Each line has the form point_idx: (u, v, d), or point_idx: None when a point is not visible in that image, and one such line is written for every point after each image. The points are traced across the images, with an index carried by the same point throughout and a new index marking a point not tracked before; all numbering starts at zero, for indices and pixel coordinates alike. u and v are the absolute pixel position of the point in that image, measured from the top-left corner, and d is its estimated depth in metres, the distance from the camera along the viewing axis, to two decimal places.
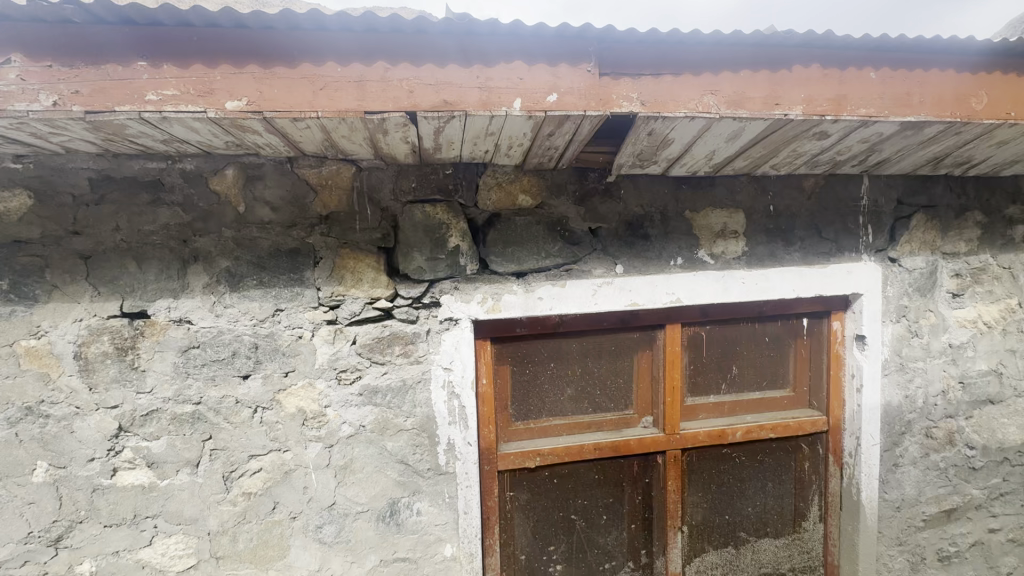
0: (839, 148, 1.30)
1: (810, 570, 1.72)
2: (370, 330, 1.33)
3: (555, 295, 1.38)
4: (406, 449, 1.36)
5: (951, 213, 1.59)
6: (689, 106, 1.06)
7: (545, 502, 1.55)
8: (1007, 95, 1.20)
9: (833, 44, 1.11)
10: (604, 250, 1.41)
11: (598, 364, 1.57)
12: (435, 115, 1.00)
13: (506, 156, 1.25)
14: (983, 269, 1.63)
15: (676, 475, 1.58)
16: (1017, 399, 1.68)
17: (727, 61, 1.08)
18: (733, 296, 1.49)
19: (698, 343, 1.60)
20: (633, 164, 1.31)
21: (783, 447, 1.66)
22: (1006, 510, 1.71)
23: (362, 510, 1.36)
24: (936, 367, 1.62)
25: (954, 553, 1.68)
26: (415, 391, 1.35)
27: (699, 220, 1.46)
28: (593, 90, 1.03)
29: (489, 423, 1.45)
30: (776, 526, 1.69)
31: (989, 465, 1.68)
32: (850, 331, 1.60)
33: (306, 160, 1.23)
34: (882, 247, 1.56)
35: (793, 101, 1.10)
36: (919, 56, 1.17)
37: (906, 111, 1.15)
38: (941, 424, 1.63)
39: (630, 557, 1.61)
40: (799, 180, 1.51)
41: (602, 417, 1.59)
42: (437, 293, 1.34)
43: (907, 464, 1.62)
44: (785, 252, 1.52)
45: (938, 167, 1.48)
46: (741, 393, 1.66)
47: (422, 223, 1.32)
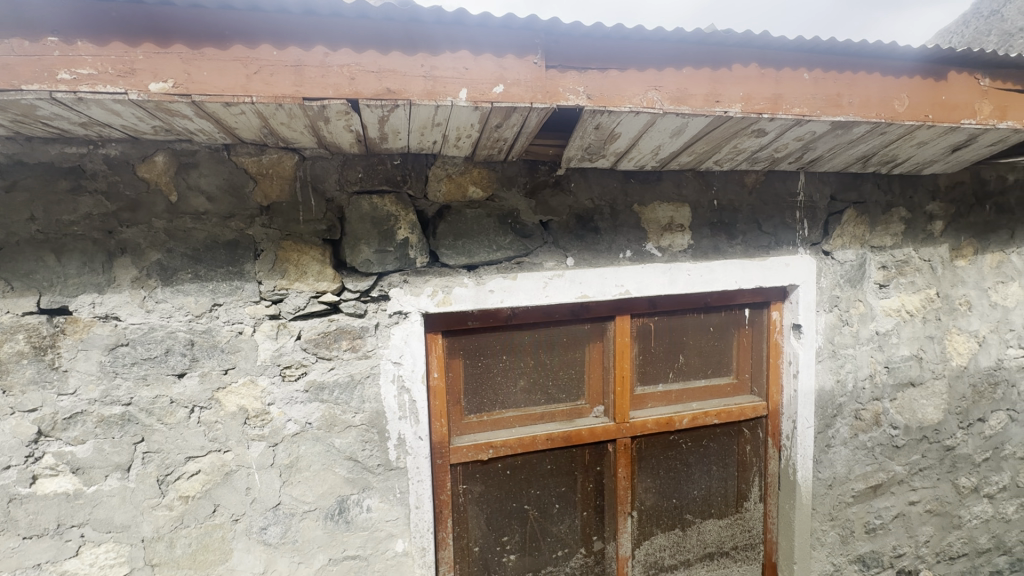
0: (776, 146, 1.36)
1: (751, 547, 1.81)
2: (316, 325, 1.29)
3: (506, 287, 1.38)
4: (355, 445, 1.33)
5: (878, 209, 1.69)
6: (634, 101, 1.08)
7: (498, 493, 1.56)
8: (925, 99, 1.29)
9: (770, 46, 1.15)
10: (555, 242, 1.42)
11: (550, 356, 1.58)
12: (378, 104, 0.98)
13: (455, 147, 1.24)
14: (907, 261, 1.74)
15: (625, 462, 1.62)
16: (935, 381, 1.82)
17: (671, 57, 1.10)
18: (680, 288, 1.53)
19: (647, 334, 1.65)
20: (582, 158, 1.32)
21: (727, 432, 1.73)
22: (925, 484, 1.86)
23: (309, 508, 1.32)
24: (864, 353, 1.73)
25: (879, 526, 1.81)
26: (364, 386, 1.32)
27: (647, 214, 1.49)
28: (539, 82, 1.03)
29: (441, 416, 1.44)
30: (720, 507, 1.77)
31: (910, 442, 1.81)
32: (787, 320, 1.69)
33: (244, 148, 1.19)
34: (817, 240, 1.65)
35: (732, 99, 1.13)
36: (848, 59, 1.23)
37: (836, 112, 1.21)
38: (868, 406, 1.75)
39: (582, 543, 1.65)
40: (741, 175, 1.57)
41: (554, 407, 1.61)
42: (386, 287, 1.31)
43: (838, 445, 1.73)
44: (728, 245, 1.57)
45: (867, 165, 1.57)
46: (688, 382, 1.72)
47: (369, 214, 1.29)
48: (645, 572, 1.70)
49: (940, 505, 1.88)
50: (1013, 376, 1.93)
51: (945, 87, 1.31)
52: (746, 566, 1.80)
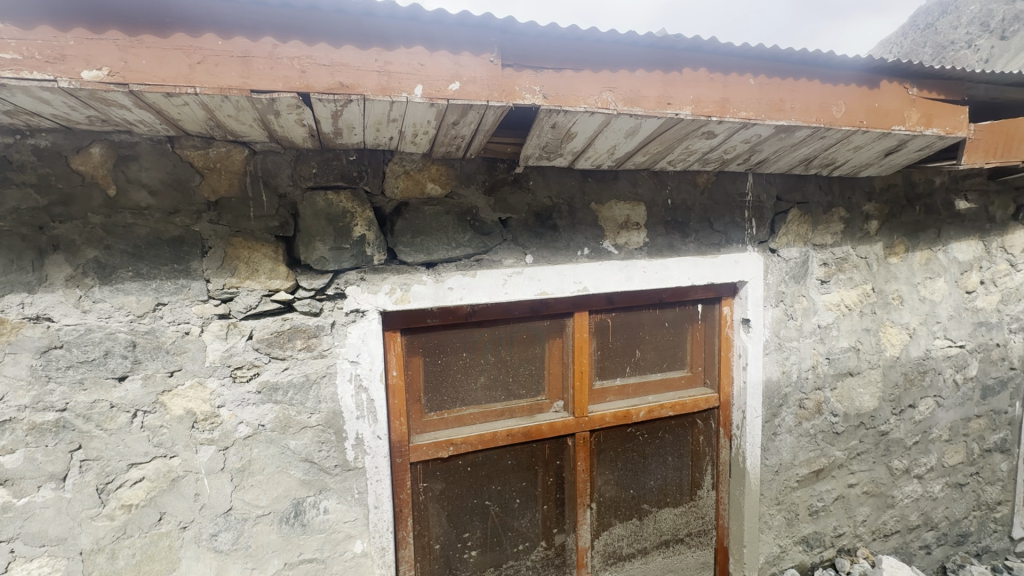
0: (725, 148, 1.42)
1: (704, 533, 1.88)
2: (269, 324, 1.26)
3: (465, 285, 1.38)
4: (311, 447, 1.31)
5: (820, 209, 1.79)
6: (589, 101, 1.10)
7: (459, 490, 1.56)
8: (860, 106, 1.37)
9: (718, 51, 1.20)
10: (514, 240, 1.43)
11: (510, 352, 1.59)
12: (330, 98, 0.96)
13: (412, 143, 1.23)
14: (846, 258, 1.85)
15: (584, 455, 1.66)
16: (871, 370, 1.94)
17: (624, 60, 1.13)
18: (636, 284, 1.58)
19: (605, 329, 1.68)
20: (539, 156, 1.34)
21: (681, 424, 1.79)
22: (862, 467, 1.98)
23: (263, 513, 1.29)
24: (808, 345, 1.82)
25: (821, 508, 1.92)
26: (320, 386, 1.30)
27: (604, 212, 1.53)
28: (495, 80, 1.03)
29: (400, 415, 1.43)
30: (675, 496, 1.83)
31: (849, 429, 1.93)
32: (737, 315, 1.76)
33: (189, 141, 1.14)
34: (764, 238, 1.73)
35: (683, 102, 1.17)
36: (790, 67, 1.29)
37: (778, 116, 1.27)
38: (811, 395, 1.85)
39: (543, 536, 1.67)
40: (693, 176, 1.62)
41: (515, 403, 1.62)
42: (342, 285, 1.29)
43: (784, 433, 1.82)
44: (681, 243, 1.63)
45: (809, 167, 1.66)
46: (645, 375, 1.77)
47: (324, 211, 1.26)
48: (604, 561, 1.75)
49: (875, 486, 2.02)
50: (940, 364, 2.08)
51: (878, 95, 1.40)
52: (700, 551, 1.88)
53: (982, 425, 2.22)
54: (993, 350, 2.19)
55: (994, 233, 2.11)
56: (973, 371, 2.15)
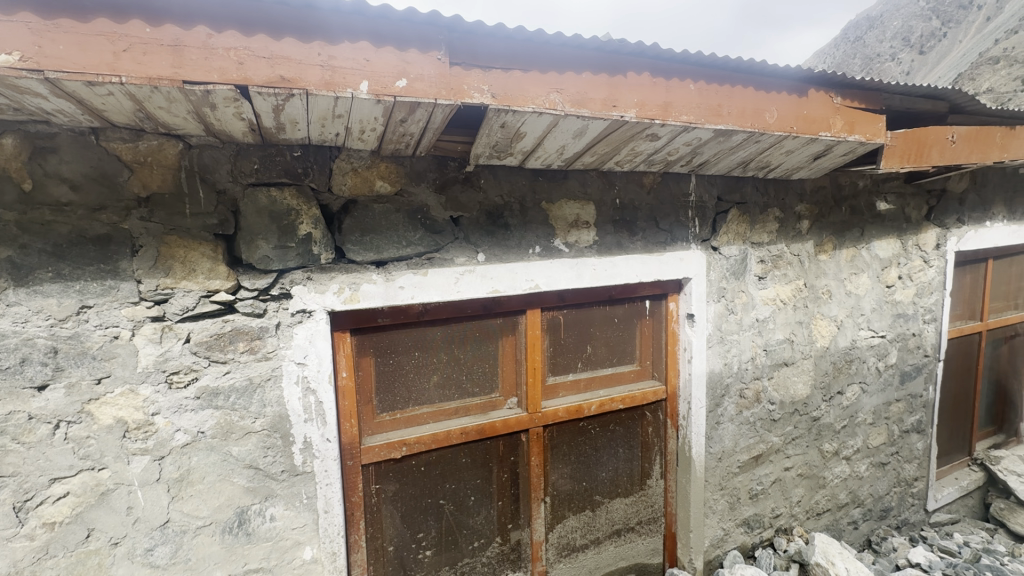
0: (668, 150, 1.47)
1: (654, 521, 1.95)
2: (208, 327, 1.20)
3: (416, 283, 1.37)
4: (255, 453, 1.26)
5: (757, 209, 1.89)
6: (537, 102, 1.11)
7: (413, 491, 1.55)
8: (791, 113, 1.46)
9: (661, 57, 1.25)
10: (465, 238, 1.43)
11: (463, 351, 1.60)
12: (270, 92, 0.92)
13: (359, 140, 1.21)
14: (781, 256, 1.97)
15: (538, 451, 1.69)
16: (804, 360, 2.08)
17: (571, 63, 1.15)
18: (586, 281, 1.62)
19: (557, 326, 1.71)
20: (490, 155, 1.34)
21: (631, 416, 1.85)
22: (797, 452, 2.11)
23: (204, 524, 1.23)
24: (747, 338, 1.93)
25: (761, 491, 2.04)
26: (264, 389, 1.26)
27: (554, 211, 1.55)
28: (443, 78, 1.03)
29: (351, 417, 1.40)
30: (626, 486, 1.89)
31: (785, 415, 2.05)
32: (682, 310, 1.84)
33: (116, 133, 1.08)
34: (707, 237, 1.81)
35: (628, 105, 1.21)
36: (728, 74, 1.36)
37: (717, 121, 1.34)
38: (750, 385, 1.96)
39: (498, 532, 1.69)
40: (640, 177, 1.68)
41: (468, 402, 1.62)
42: (287, 284, 1.25)
43: (726, 421, 1.91)
44: (629, 242, 1.68)
45: (747, 169, 1.75)
46: (596, 370, 1.82)
47: (267, 208, 1.22)
48: (558, 554, 1.78)
49: (809, 469, 2.16)
50: (864, 354, 2.25)
51: (806, 103, 1.49)
52: (650, 538, 1.95)
53: (901, 408, 2.42)
54: (910, 339, 2.39)
55: (910, 232, 2.30)
56: (893, 358, 2.34)
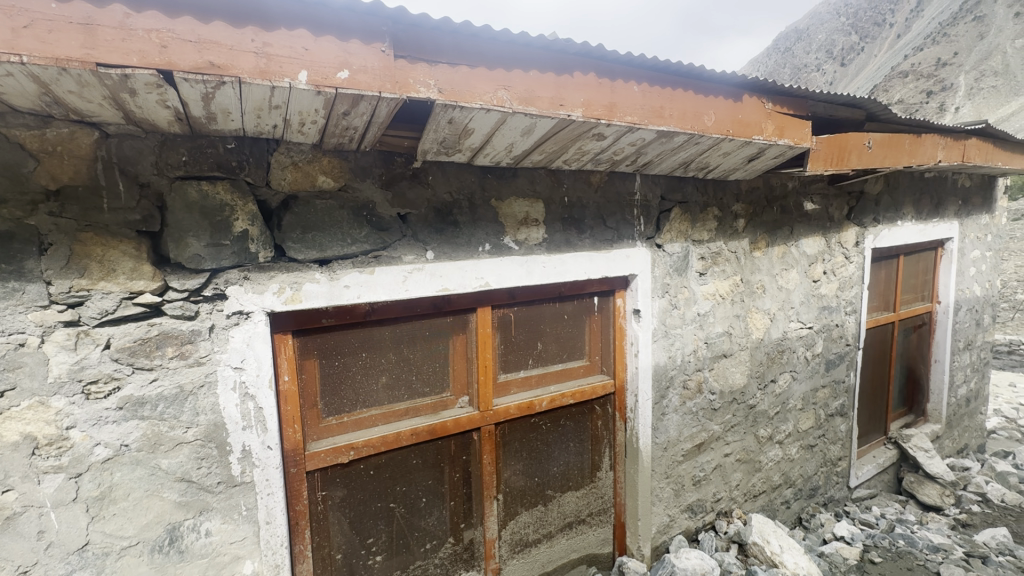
0: (614, 149, 1.51)
1: (604, 511, 2.00)
2: (131, 331, 1.11)
3: (362, 282, 1.33)
4: (188, 465, 1.18)
5: (698, 208, 1.98)
6: (484, 98, 1.11)
7: (362, 495, 1.51)
8: (727, 117, 1.54)
9: (605, 58, 1.28)
10: (414, 236, 1.41)
11: (413, 350, 1.57)
12: (198, 78, 0.86)
13: (299, 133, 1.15)
14: (720, 253, 2.07)
15: (490, 448, 1.68)
16: (741, 352, 2.20)
17: (518, 60, 1.16)
18: (536, 279, 1.63)
19: (508, 324, 1.72)
20: (438, 151, 1.32)
21: (581, 410, 1.89)
22: (735, 438, 2.23)
23: (129, 544, 1.14)
24: (689, 331, 2.01)
25: (703, 477, 2.14)
26: (197, 397, 1.18)
27: (504, 209, 1.55)
28: (387, 71, 1.00)
29: (294, 422, 1.34)
30: (577, 479, 1.92)
31: (724, 404, 2.16)
32: (629, 305, 1.90)
33: (19, 118, 0.97)
34: (651, 234, 1.88)
35: (574, 104, 1.23)
36: (669, 77, 1.41)
37: (659, 122, 1.38)
38: (693, 376, 2.04)
39: (451, 532, 1.67)
40: (587, 175, 1.71)
41: (419, 402, 1.60)
42: (221, 285, 1.18)
43: (670, 412, 1.99)
44: (578, 239, 1.71)
45: (687, 170, 1.82)
46: (547, 367, 1.84)
47: (198, 203, 1.14)
48: (511, 550, 1.79)
49: (746, 454, 2.29)
50: (795, 344, 2.41)
51: (741, 107, 1.58)
52: (600, 529, 2.00)
53: (827, 394, 2.61)
54: (834, 330, 2.58)
55: (833, 230, 2.48)
56: (819, 348, 2.52)
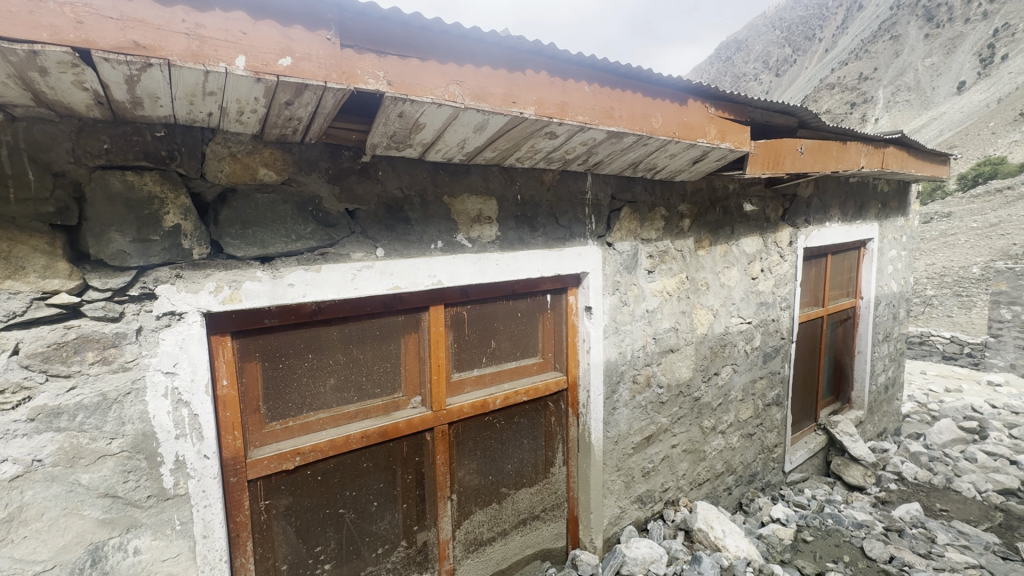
0: (566, 148, 1.52)
1: (557, 506, 2.03)
2: (44, 335, 1.01)
3: (308, 280, 1.27)
4: (113, 479, 1.09)
5: (647, 208, 2.04)
6: (436, 93, 1.09)
7: (309, 502, 1.45)
8: (673, 120, 1.60)
9: (557, 57, 1.28)
10: (363, 232, 1.36)
11: (363, 351, 1.52)
12: (121, 59, 0.79)
13: (237, 122, 1.09)
14: (667, 251, 2.14)
15: (443, 448, 1.66)
16: (687, 346, 2.28)
17: (470, 55, 1.14)
18: (489, 277, 1.62)
19: (461, 322, 1.70)
20: (388, 146, 1.28)
21: (534, 407, 1.91)
22: (681, 429, 2.32)
23: (43, 569, 1.03)
24: (639, 327, 2.07)
25: (652, 468, 2.21)
26: (123, 405, 1.09)
27: (456, 205, 1.53)
28: (333, 60, 0.97)
29: (234, 429, 1.27)
30: (531, 476, 1.94)
31: (671, 397, 2.24)
32: (581, 303, 1.93)
33: None
34: (602, 233, 1.92)
35: (527, 102, 1.23)
36: (619, 79, 1.44)
37: (609, 123, 1.41)
38: (642, 371, 2.10)
39: (403, 535, 1.64)
40: (539, 174, 1.72)
41: (369, 403, 1.55)
42: (150, 283, 1.10)
43: (621, 407, 2.04)
44: (530, 237, 1.72)
45: (636, 171, 1.87)
46: (501, 365, 1.83)
47: (122, 195, 1.06)
48: (465, 550, 1.77)
49: (692, 444, 2.38)
50: (736, 339, 2.53)
51: (686, 111, 1.64)
52: (554, 524, 2.02)
53: (764, 384, 2.76)
54: (770, 324, 2.74)
55: (769, 230, 2.63)
56: (757, 341, 2.67)
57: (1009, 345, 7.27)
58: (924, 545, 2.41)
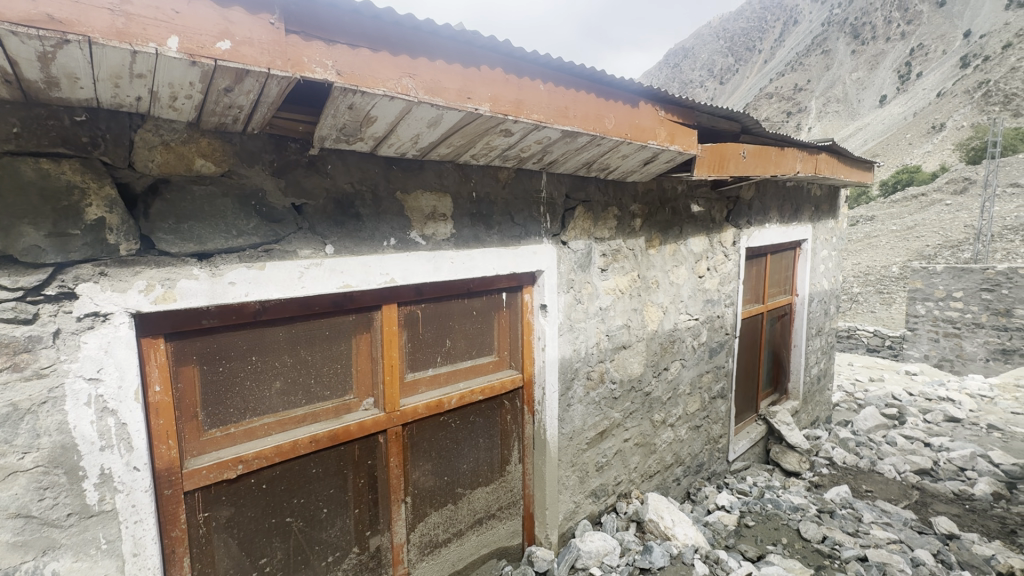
0: (521, 146, 1.52)
1: (513, 504, 2.04)
2: None
3: (250, 279, 1.21)
4: (25, 498, 0.99)
5: (600, 207, 2.07)
6: (388, 85, 1.05)
7: (252, 513, 1.37)
8: (626, 121, 1.63)
9: (512, 54, 1.28)
10: (311, 229, 1.31)
11: (311, 352, 1.46)
12: (32, 33, 0.72)
13: (170, 108, 1.02)
14: (619, 250, 2.19)
15: (397, 451, 1.63)
16: (638, 343, 2.35)
17: (423, 47, 1.12)
18: (443, 275, 1.60)
19: (415, 321, 1.66)
20: (337, 139, 1.23)
21: (490, 406, 1.90)
22: (633, 423, 2.38)
23: None
24: (593, 325, 2.11)
25: (605, 462, 2.26)
26: (38, 415, 0.99)
27: (410, 202, 1.50)
28: (277, 46, 0.92)
29: (169, 438, 1.19)
30: (487, 475, 1.93)
31: (624, 393, 2.30)
32: (536, 301, 1.94)
33: None
34: (556, 232, 1.93)
35: (482, 98, 1.22)
36: (573, 79, 1.46)
37: (564, 122, 1.43)
38: (595, 367, 2.14)
39: (355, 541, 1.59)
40: (495, 171, 1.71)
41: (318, 406, 1.49)
42: (70, 281, 1.00)
43: (575, 403, 2.07)
44: (485, 235, 1.71)
45: (590, 171, 1.90)
46: (456, 364, 1.81)
47: (36, 184, 0.96)
48: (420, 553, 1.74)
49: (643, 438, 2.45)
50: (684, 335, 2.63)
51: (638, 113, 1.68)
52: (510, 522, 2.03)
53: (710, 378, 2.88)
54: (716, 320, 2.86)
55: (715, 230, 2.74)
56: (703, 337, 2.78)
57: (922, 337, 8.04)
58: (852, 524, 2.59)
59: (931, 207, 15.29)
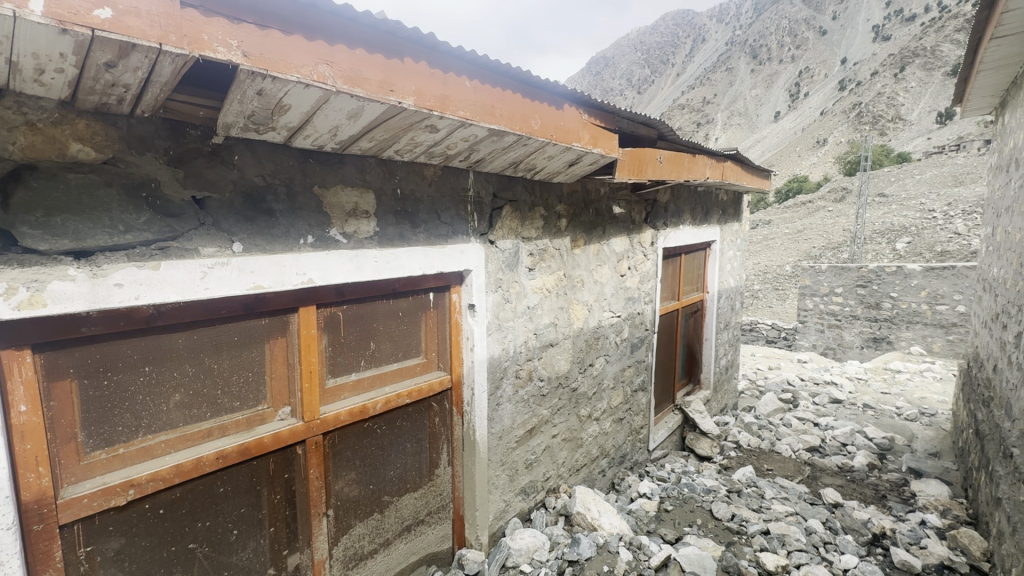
0: (447, 143, 1.49)
1: (442, 508, 2.00)
2: None
3: (142, 280, 1.07)
4: None
5: (526, 207, 2.09)
6: (302, 71, 0.99)
7: (147, 542, 1.23)
8: (552, 122, 1.66)
9: (437, 47, 1.25)
10: (215, 224, 1.19)
11: (218, 359, 1.33)
12: None
13: (36, 83, 0.88)
14: (546, 250, 2.22)
15: (317, 462, 1.53)
16: (565, 340, 2.40)
17: (342, 34, 1.06)
18: (367, 274, 1.53)
19: (337, 324, 1.58)
20: (245, 127, 1.13)
21: (418, 409, 1.85)
22: (561, 419, 2.43)
23: None
24: (521, 323, 2.12)
25: (534, 459, 2.29)
26: None
27: (329, 197, 1.41)
28: (170, 20, 0.82)
29: (40, 465, 1.03)
30: (415, 480, 1.88)
31: (551, 390, 2.34)
32: (464, 300, 1.92)
33: None
34: (484, 231, 1.92)
35: (405, 92, 1.18)
36: (500, 77, 1.46)
37: (491, 120, 1.42)
38: (524, 365, 2.16)
39: (270, 562, 1.47)
40: (420, 168, 1.66)
41: (226, 419, 1.36)
42: None
43: (504, 402, 2.07)
44: (411, 233, 1.66)
45: (517, 171, 1.91)
46: (381, 367, 1.74)
47: None
48: (344, 567, 1.65)
49: (570, 433, 2.51)
50: (607, 332, 2.73)
51: (562, 115, 1.71)
52: (439, 526, 1.99)
53: (632, 371, 3.02)
54: (636, 317, 3.00)
55: (635, 231, 2.87)
56: (625, 333, 2.90)
57: (810, 328, 8.97)
58: (756, 501, 2.83)
59: (817, 212, 17.17)
